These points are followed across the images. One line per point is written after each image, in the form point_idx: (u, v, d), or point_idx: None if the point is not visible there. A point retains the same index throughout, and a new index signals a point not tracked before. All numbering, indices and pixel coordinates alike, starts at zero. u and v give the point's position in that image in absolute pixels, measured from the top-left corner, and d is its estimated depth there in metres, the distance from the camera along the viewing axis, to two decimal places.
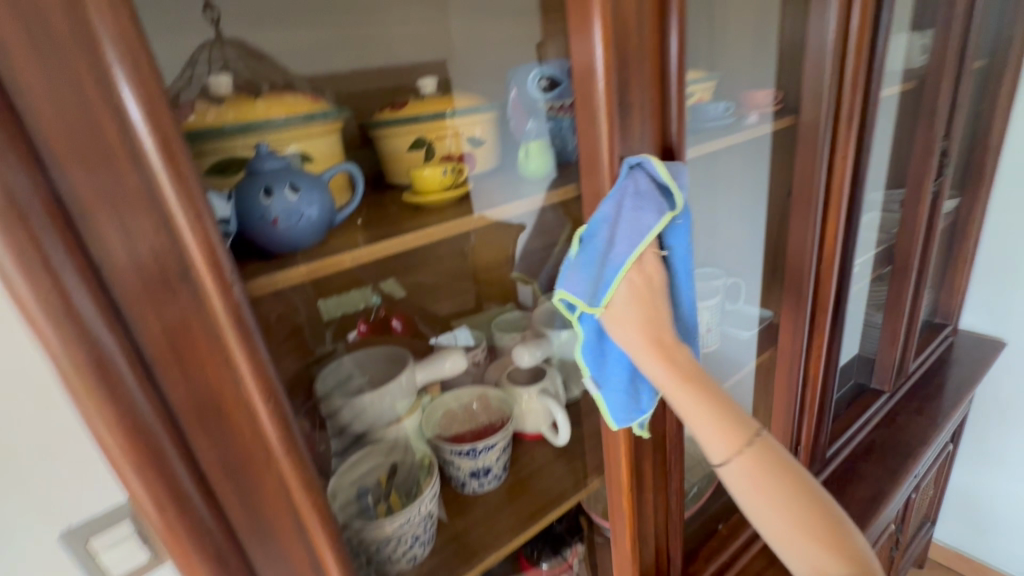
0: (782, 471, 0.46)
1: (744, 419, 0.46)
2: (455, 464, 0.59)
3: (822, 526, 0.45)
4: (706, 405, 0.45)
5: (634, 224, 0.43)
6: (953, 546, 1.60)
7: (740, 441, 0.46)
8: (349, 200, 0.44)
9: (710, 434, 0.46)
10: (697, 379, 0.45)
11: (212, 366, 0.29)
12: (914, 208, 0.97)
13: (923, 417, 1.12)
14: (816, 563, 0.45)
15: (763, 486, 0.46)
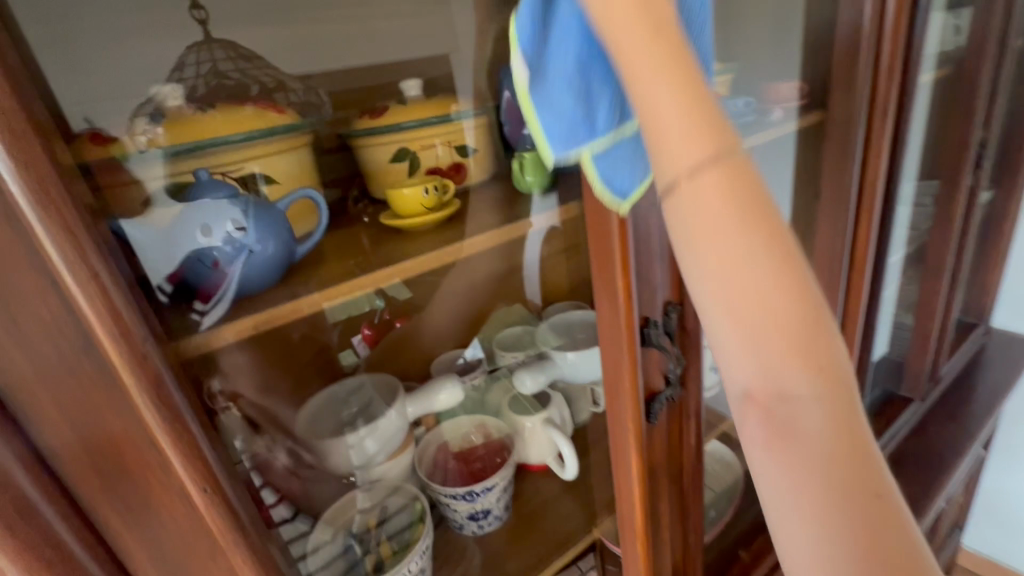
0: (771, 221, 0.24)
1: (725, 126, 0.24)
2: (451, 507, 0.53)
3: (813, 332, 0.25)
4: (661, 60, 0.24)
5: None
6: (985, 552, 1.52)
7: (712, 139, 0.24)
8: (314, 230, 0.39)
9: (659, 125, 0.24)
10: (664, 55, 0.24)
11: (130, 451, 0.23)
12: (947, 203, 0.90)
13: (955, 424, 1.05)
14: (777, 371, 0.25)
15: (736, 222, 0.24)
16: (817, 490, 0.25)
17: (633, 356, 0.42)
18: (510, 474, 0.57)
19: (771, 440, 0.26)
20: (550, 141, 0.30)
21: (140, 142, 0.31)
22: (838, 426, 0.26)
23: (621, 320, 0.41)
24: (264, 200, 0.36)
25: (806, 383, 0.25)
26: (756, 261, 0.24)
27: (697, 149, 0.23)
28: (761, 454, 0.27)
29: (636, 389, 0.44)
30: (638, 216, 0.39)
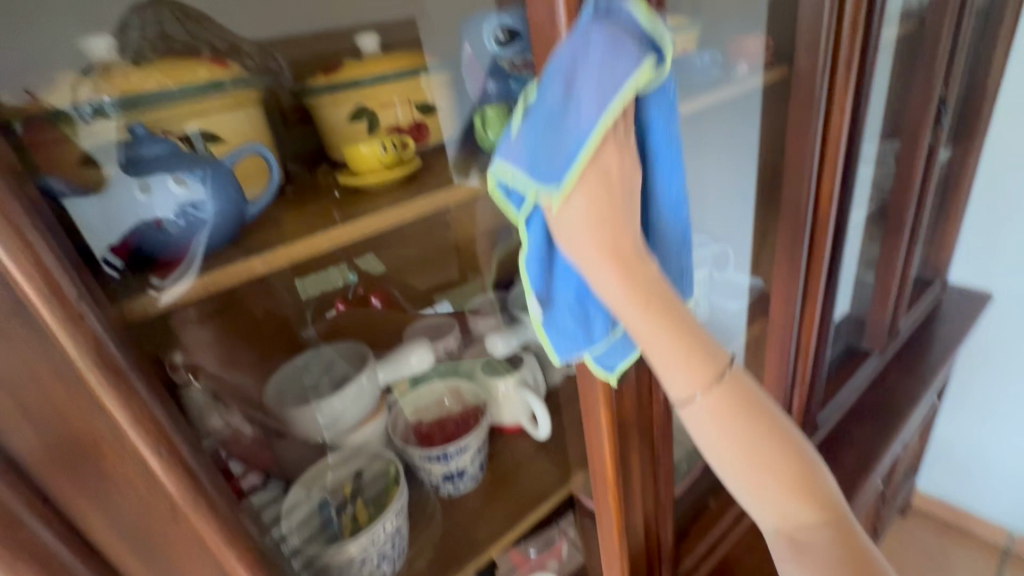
0: (761, 416, 0.40)
1: (714, 357, 0.38)
2: (425, 469, 0.54)
3: (805, 481, 0.41)
4: (669, 328, 0.36)
5: (609, 72, 0.30)
6: (938, 494, 1.63)
7: (711, 376, 0.38)
8: (264, 192, 0.37)
9: (676, 375, 0.37)
10: (665, 326, 0.35)
11: (76, 413, 0.23)
12: (909, 162, 0.92)
13: (913, 375, 1.10)
14: (785, 510, 0.41)
15: (739, 435, 0.39)
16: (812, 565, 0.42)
17: None
18: (484, 436, 0.58)
19: (795, 551, 0.42)
20: (557, 348, 0.39)
21: (85, 112, 0.30)
22: (835, 530, 0.42)
23: None
24: (211, 155, 0.34)
25: (806, 513, 0.41)
26: (748, 439, 0.39)
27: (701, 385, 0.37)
28: (787, 558, 0.43)
29: None
30: None
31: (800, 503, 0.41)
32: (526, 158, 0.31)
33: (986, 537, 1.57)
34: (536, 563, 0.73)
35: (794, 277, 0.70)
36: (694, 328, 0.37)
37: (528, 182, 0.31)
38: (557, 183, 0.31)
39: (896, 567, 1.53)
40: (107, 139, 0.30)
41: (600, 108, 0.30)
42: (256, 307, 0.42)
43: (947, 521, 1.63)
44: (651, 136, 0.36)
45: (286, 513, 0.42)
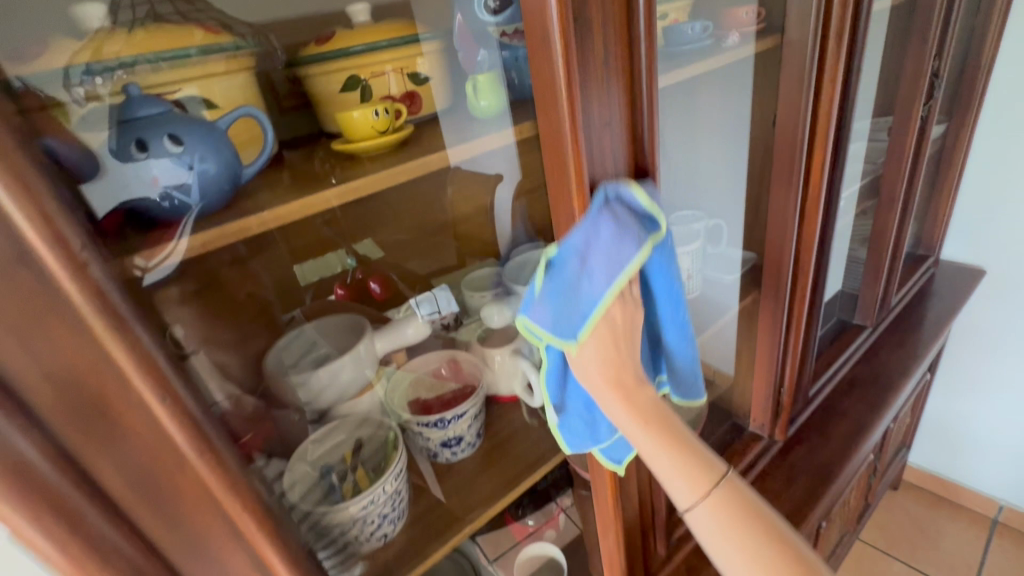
0: (752, 518, 0.46)
1: (710, 470, 0.46)
2: (424, 436, 0.56)
3: None
4: (662, 439, 0.44)
5: (614, 257, 0.37)
6: (928, 468, 1.66)
7: (705, 484, 0.45)
8: (258, 155, 0.38)
9: (675, 485, 0.46)
10: (663, 446, 0.44)
11: (83, 361, 0.23)
12: (901, 136, 0.93)
13: (904, 348, 1.12)
14: None
15: (732, 530, 0.46)
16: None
17: None
18: (480, 403, 0.59)
19: None
20: (568, 442, 0.49)
21: (78, 95, 0.29)
22: None
23: None
24: (206, 119, 0.34)
25: None
26: (735, 526, 0.46)
27: (695, 490, 0.45)
28: None
29: None
30: (592, 138, 0.39)
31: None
32: (547, 314, 0.38)
33: (975, 509, 1.60)
34: (534, 531, 0.76)
35: (784, 250, 0.71)
36: (689, 445, 0.46)
37: (554, 336, 0.38)
38: (574, 336, 0.38)
39: (886, 538, 1.57)
40: (100, 123, 0.30)
41: (605, 281, 0.37)
42: (236, 290, 0.43)
43: (938, 495, 1.66)
44: (651, 282, 0.45)
45: (289, 478, 0.43)
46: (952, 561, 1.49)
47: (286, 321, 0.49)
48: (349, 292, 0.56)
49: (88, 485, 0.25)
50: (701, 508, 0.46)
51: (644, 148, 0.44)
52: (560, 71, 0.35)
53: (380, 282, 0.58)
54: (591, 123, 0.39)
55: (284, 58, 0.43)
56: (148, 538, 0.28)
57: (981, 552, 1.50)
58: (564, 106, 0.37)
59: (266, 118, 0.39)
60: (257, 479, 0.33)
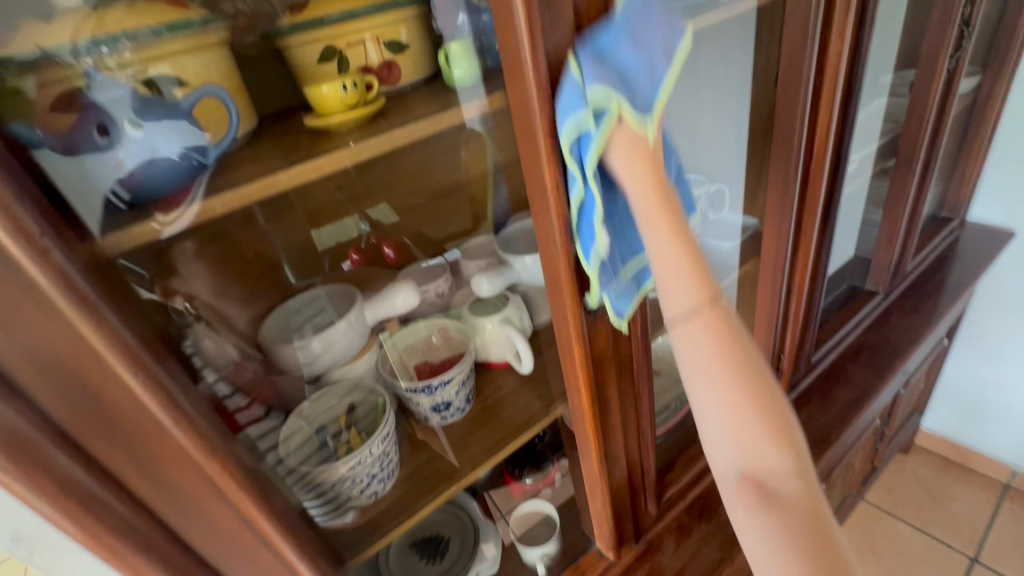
0: (739, 347, 0.43)
1: (711, 278, 0.43)
2: (414, 401, 0.58)
3: (777, 417, 0.43)
4: (679, 241, 0.41)
5: (655, 39, 0.38)
6: (942, 433, 1.64)
7: (707, 295, 0.42)
8: (225, 138, 0.38)
9: (678, 290, 0.42)
10: (675, 250, 0.41)
11: (57, 337, 0.25)
12: (923, 91, 0.88)
13: (918, 314, 1.09)
14: (756, 447, 0.42)
15: (717, 350, 0.42)
16: (773, 517, 0.41)
17: (568, 248, 0.43)
18: (469, 369, 0.60)
19: (764, 502, 0.41)
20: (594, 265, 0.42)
21: (14, 101, 0.29)
22: (801, 479, 0.42)
23: (553, 218, 0.42)
24: (167, 100, 0.34)
25: (775, 456, 0.42)
26: (731, 360, 0.42)
27: (694, 303, 0.42)
28: (757, 517, 0.41)
29: (573, 280, 0.45)
30: None
31: (771, 439, 0.42)
32: (614, 79, 0.36)
33: (988, 474, 1.59)
34: (531, 489, 0.80)
35: (785, 216, 0.70)
36: (701, 259, 0.42)
37: (597, 104, 0.36)
38: (612, 99, 0.36)
39: (893, 500, 1.59)
40: (40, 121, 0.30)
41: (664, 61, 0.38)
42: (243, 250, 0.50)
43: (950, 460, 1.65)
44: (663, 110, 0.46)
45: (298, 426, 0.51)
46: (959, 524, 1.50)
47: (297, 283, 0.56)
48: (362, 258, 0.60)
49: (75, 449, 0.28)
50: (697, 324, 0.42)
51: None
52: (524, 41, 0.34)
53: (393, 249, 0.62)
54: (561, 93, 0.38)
55: (271, 29, 0.43)
56: (133, 492, 0.30)
57: (990, 515, 1.51)
58: (530, 79, 0.36)
59: (230, 93, 0.39)
60: (237, 444, 0.35)
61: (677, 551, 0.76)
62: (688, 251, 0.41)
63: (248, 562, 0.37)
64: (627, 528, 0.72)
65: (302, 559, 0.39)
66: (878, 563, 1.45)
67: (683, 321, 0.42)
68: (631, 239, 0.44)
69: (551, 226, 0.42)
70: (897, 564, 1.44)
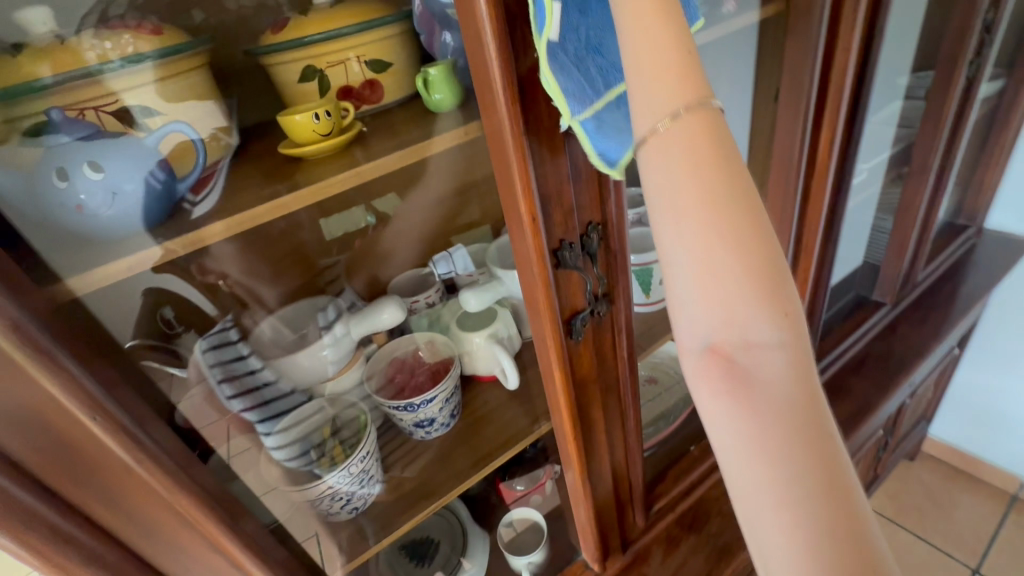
0: (727, 168, 0.28)
1: (699, 74, 0.28)
2: (397, 417, 0.59)
3: (773, 278, 0.28)
4: (655, 23, 0.28)
5: None
6: (950, 440, 1.62)
7: (689, 94, 0.28)
8: (193, 171, 0.37)
9: (651, 88, 0.28)
10: (661, 41, 0.28)
11: (15, 386, 0.26)
12: (940, 98, 0.84)
13: (926, 326, 1.06)
14: (737, 311, 0.28)
15: (698, 170, 0.28)
16: (750, 406, 0.29)
17: (545, 277, 0.42)
18: (453, 386, 0.60)
19: (735, 382, 0.29)
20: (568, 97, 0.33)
21: None
22: (791, 356, 0.29)
23: (531, 250, 0.41)
24: (134, 136, 0.34)
25: (767, 327, 0.28)
26: (717, 186, 0.28)
27: (672, 103, 0.28)
28: (721, 398, 0.29)
29: (552, 307, 0.44)
30: (540, 140, 0.37)
31: (760, 300, 0.28)
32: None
33: (996, 484, 1.56)
34: (522, 497, 0.79)
35: (785, 231, 0.68)
36: (693, 48, 0.29)
37: None
38: None
39: (896, 507, 1.57)
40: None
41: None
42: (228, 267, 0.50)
43: (956, 468, 1.62)
44: None
45: (322, 403, 0.57)
46: (962, 533, 1.49)
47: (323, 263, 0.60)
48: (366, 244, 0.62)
49: (36, 485, 0.28)
50: (664, 130, 0.28)
51: None
52: (496, 72, 0.33)
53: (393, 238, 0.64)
54: (537, 124, 0.37)
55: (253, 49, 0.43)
56: (100, 524, 0.31)
57: (995, 526, 1.48)
58: (503, 111, 0.35)
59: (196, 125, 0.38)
60: (207, 474, 0.35)
61: (666, 561, 0.76)
62: (671, 30, 0.28)
63: None
64: (612, 540, 0.72)
65: None
66: None
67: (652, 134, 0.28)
68: (614, 46, 0.33)
69: (528, 255, 0.42)
70: None
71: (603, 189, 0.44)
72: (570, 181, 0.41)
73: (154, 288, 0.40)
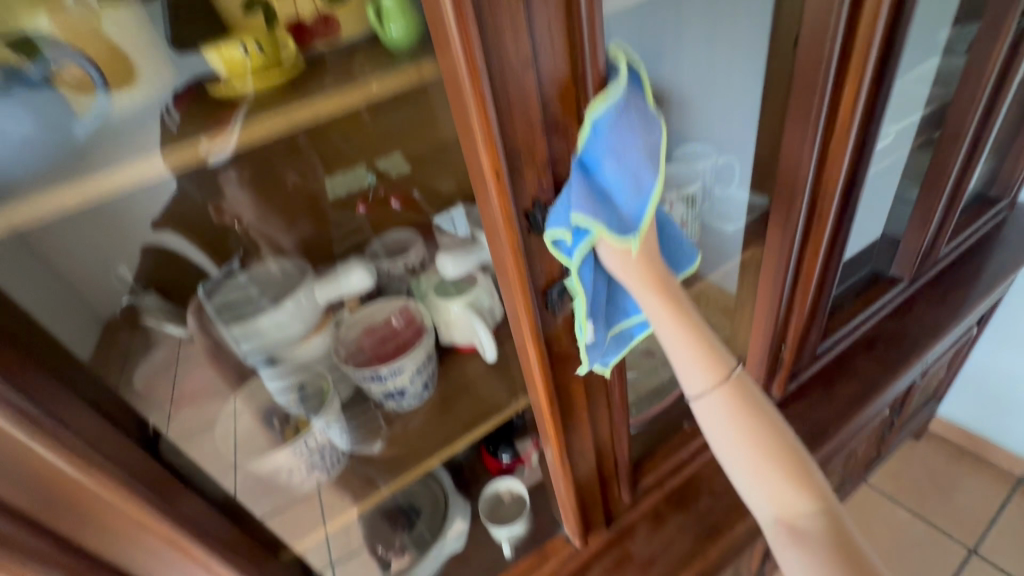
0: (753, 410, 0.49)
1: (721, 356, 0.48)
2: (367, 387, 0.57)
3: (792, 459, 0.49)
4: (685, 328, 0.45)
5: (648, 141, 0.36)
6: (960, 423, 1.57)
7: (718, 367, 0.47)
8: (85, 114, 0.35)
9: (696, 372, 0.47)
10: (677, 330, 0.45)
11: None
12: (984, 55, 0.76)
13: (945, 306, 1.00)
14: (783, 496, 0.48)
15: (737, 416, 0.48)
16: (808, 552, 0.48)
17: (513, 241, 0.38)
18: (425, 356, 0.58)
19: (797, 544, 0.48)
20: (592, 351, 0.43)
21: None
22: (825, 514, 0.48)
23: (496, 212, 0.36)
24: (24, 67, 0.33)
25: (803, 502, 0.48)
26: (747, 421, 0.48)
27: (711, 380, 0.47)
28: (790, 548, 0.48)
29: (522, 276, 0.40)
30: (502, 76, 0.32)
31: (790, 478, 0.48)
32: (596, 205, 0.35)
33: (1003, 468, 1.52)
34: (507, 468, 0.78)
35: (796, 200, 0.62)
36: (707, 331, 0.47)
37: (592, 223, 0.35)
38: (609, 221, 0.35)
39: (896, 485, 1.54)
40: None
41: (648, 165, 0.36)
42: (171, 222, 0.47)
43: (964, 450, 1.59)
44: None
45: (301, 366, 0.57)
46: (960, 514, 1.46)
47: (335, 220, 0.60)
48: (371, 211, 0.59)
49: None
50: (712, 396, 0.48)
51: (590, 90, 0.36)
52: None
53: (402, 202, 0.59)
54: (497, 56, 0.31)
55: None
56: None
57: (997, 509, 1.46)
58: (453, 33, 0.29)
59: (98, 61, 0.35)
60: (113, 449, 0.34)
61: (650, 537, 0.74)
62: (687, 325, 0.45)
63: (153, 559, 0.37)
64: (594, 516, 0.70)
65: (209, 554, 0.39)
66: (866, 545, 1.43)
67: (702, 398, 0.48)
68: (624, 299, 0.46)
69: (494, 215, 0.37)
70: (890, 549, 1.42)
71: None
72: (544, 128, 0.36)
73: (154, 245, 0.46)
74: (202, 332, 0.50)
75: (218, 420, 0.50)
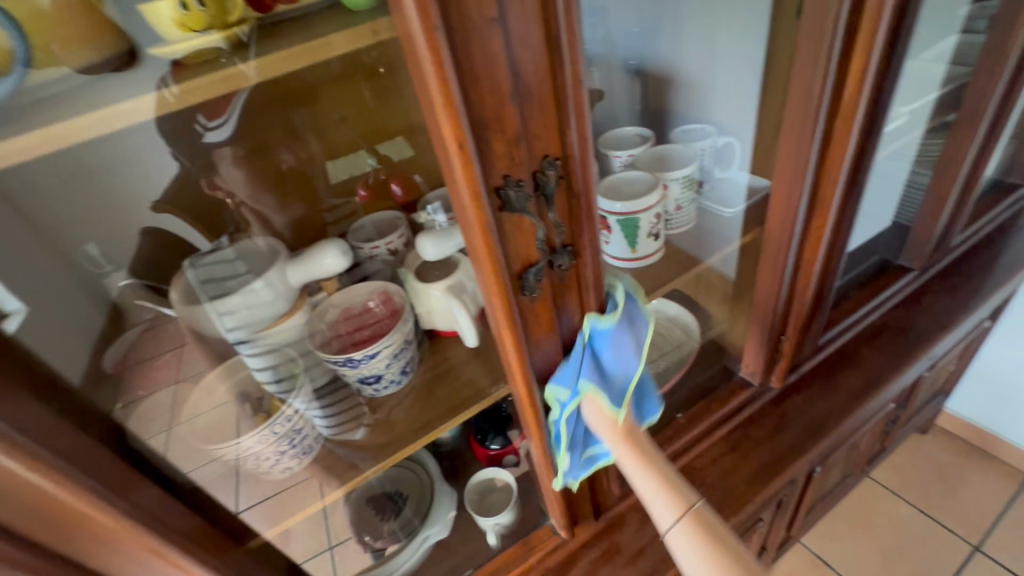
0: (722, 545, 0.48)
1: (685, 493, 0.50)
2: (341, 372, 0.55)
3: None
4: (652, 470, 0.50)
5: (636, 346, 0.47)
6: (969, 417, 1.53)
7: (681, 504, 0.49)
8: (8, 74, 0.33)
9: (663, 505, 0.49)
10: (645, 475, 0.50)
11: None
12: (1005, 30, 0.70)
13: (955, 296, 0.96)
14: None
15: (705, 550, 0.48)
16: None
17: (483, 220, 0.35)
18: (401, 341, 0.56)
19: None
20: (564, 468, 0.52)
21: None
22: None
23: (463, 188, 0.34)
24: None
25: None
26: (716, 557, 0.48)
27: (675, 514, 0.49)
28: None
29: (495, 260, 0.37)
30: (464, 35, 0.29)
31: None
32: (594, 375, 0.46)
33: (1011, 463, 1.49)
34: (495, 457, 0.77)
35: (797, 184, 0.59)
36: (675, 478, 0.50)
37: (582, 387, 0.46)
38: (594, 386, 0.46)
39: (900, 480, 1.52)
40: None
41: (633, 361, 0.46)
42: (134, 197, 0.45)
43: (972, 444, 1.55)
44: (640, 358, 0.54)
45: (275, 349, 0.55)
46: (966, 509, 1.43)
47: (330, 204, 0.61)
48: (371, 194, 0.60)
49: None
50: (678, 529, 0.49)
51: (564, 54, 0.33)
52: None
53: (400, 184, 0.58)
54: (457, 12, 0.28)
55: None
56: None
57: (1003, 505, 1.42)
58: None
59: (20, 21, 0.33)
60: (61, 433, 0.32)
61: (640, 530, 0.72)
62: (655, 470, 0.50)
63: (101, 546, 0.35)
64: (581, 508, 0.68)
65: (163, 542, 0.37)
66: (868, 539, 1.41)
67: (671, 530, 0.49)
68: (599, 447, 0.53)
69: (461, 192, 0.34)
70: (892, 544, 1.39)
71: (562, 113, 0.36)
72: (514, 95, 0.33)
73: (155, 228, 0.48)
74: (185, 302, 0.50)
75: (185, 403, 0.48)
